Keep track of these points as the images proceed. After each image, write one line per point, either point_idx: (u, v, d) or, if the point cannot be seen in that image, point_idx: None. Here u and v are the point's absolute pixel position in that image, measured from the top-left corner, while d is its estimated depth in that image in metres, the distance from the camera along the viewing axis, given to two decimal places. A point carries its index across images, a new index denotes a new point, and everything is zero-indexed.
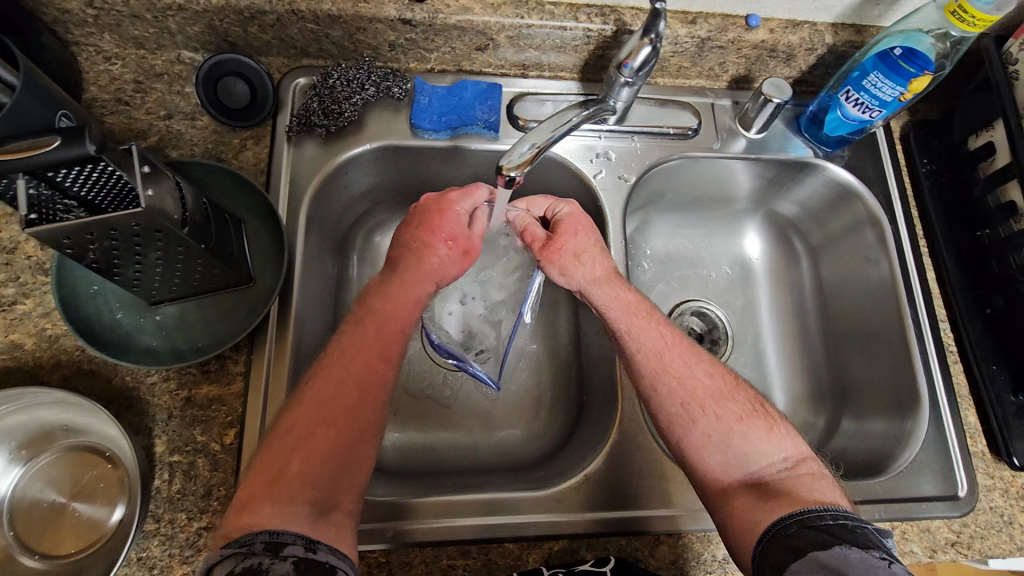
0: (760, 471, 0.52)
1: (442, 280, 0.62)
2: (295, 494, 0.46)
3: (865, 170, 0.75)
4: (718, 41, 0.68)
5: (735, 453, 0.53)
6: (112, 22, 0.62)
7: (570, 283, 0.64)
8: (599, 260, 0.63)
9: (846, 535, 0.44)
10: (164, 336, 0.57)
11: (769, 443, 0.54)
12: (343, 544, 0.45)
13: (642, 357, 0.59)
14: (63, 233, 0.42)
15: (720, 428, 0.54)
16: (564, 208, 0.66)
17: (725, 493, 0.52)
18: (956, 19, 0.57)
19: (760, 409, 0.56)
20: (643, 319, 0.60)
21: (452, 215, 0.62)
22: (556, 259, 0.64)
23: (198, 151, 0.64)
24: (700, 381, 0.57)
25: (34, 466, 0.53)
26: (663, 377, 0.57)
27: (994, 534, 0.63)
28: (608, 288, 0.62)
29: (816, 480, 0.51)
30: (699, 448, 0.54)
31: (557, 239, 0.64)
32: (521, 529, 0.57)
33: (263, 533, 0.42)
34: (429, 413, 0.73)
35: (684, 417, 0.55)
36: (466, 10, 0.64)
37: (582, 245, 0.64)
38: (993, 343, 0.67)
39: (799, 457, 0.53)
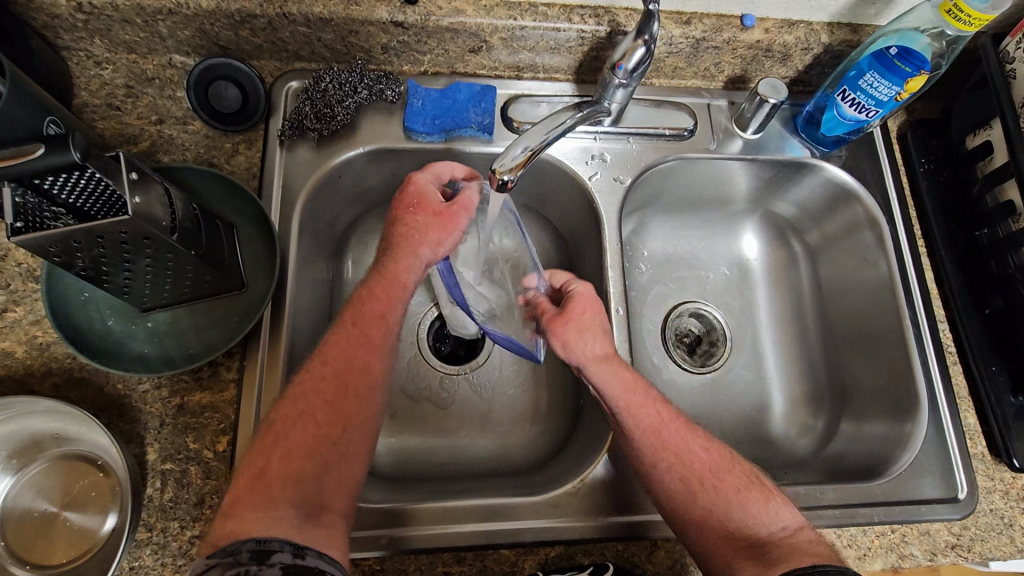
0: (760, 542, 0.52)
1: (422, 249, 0.61)
2: (279, 496, 0.48)
3: (862, 170, 0.74)
4: (713, 42, 0.68)
5: (736, 528, 0.52)
6: (102, 27, 0.61)
7: (570, 358, 0.60)
8: (602, 337, 0.60)
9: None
10: (156, 342, 0.57)
11: (768, 514, 0.53)
12: (332, 547, 0.46)
13: (642, 437, 0.56)
14: (49, 242, 0.41)
15: (721, 506, 0.53)
16: (577, 287, 0.63)
17: (725, 565, 0.51)
18: (952, 18, 0.57)
19: (757, 479, 0.55)
20: (642, 395, 0.58)
21: (415, 185, 0.62)
22: (561, 334, 0.60)
23: (190, 156, 0.64)
24: (699, 456, 0.56)
25: (25, 475, 0.52)
26: (662, 454, 0.55)
27: (995, 536, 0.62)
28: (609, 364, 0.59)
29: (815, 546, 0.51)
30: (700, 523, 0.53)
31: (562, 316, 0.61)
32: (517, 535, 0.57)
33: (251, 541, 0.43)
34: (425, 417, 0.73)
35: (685, 494, 0.54)
36: (458, 12, 0.63)
37: (587, 321, 0.61)
38: (992, 343, 0.67)
39: (797, 525, 0.53)
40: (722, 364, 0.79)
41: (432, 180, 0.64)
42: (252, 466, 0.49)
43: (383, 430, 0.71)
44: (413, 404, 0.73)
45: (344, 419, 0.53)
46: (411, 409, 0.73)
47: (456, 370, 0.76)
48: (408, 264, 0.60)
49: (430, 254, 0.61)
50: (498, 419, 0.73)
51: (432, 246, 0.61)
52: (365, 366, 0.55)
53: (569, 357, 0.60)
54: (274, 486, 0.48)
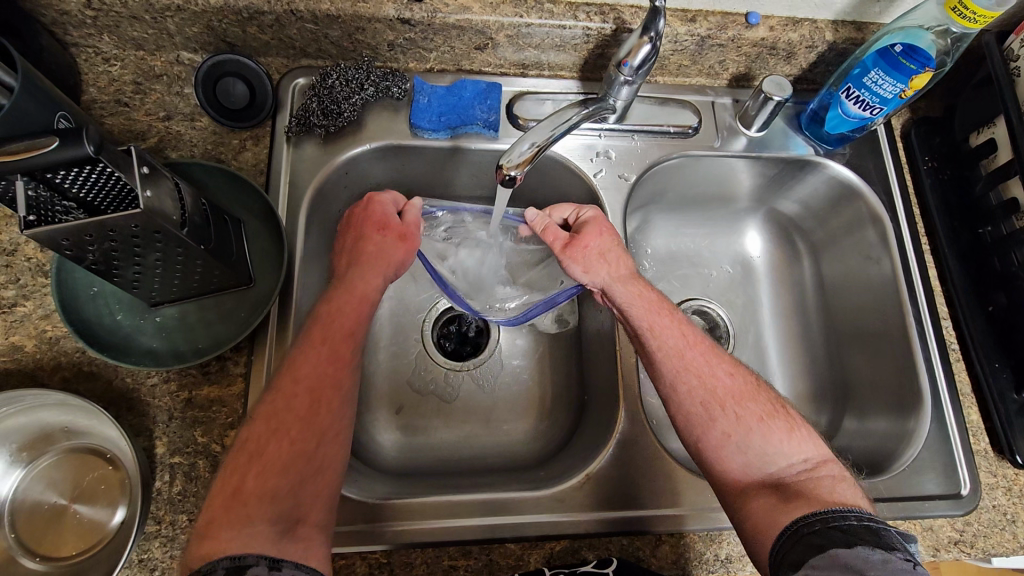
0: (778, 472, 0.53)
1: (389, 266, 0.61)
2: (254, 513, 0.46)
3: (866, 166, 0.75)
4: (718, 39, 0.68)
5: (755, 452, 0.53)
6: (111, 24, 0.62)
7: (592, 281, 0.63)
8: (621, 259, 0.63)
9: (869, 536, 0.43)
10: (164, 337, 0.57)
11: (790, 444, 0.54)
12: (313, 557, 0.46)
13: (664, 359, 0.58)
14: (62, 235, 0.42)
15: (740, 429, 0.54)
16: (588, 213, 0.66)
17: (743, 493, 0.52)
18: (957, 15, 0.57)
19: (780, 410, 0.56)
20: (664, 317, 0.60)
21: (377, 207, 0.63)
22: (580, 257, 0.63)
23: (198, 152, 0.64)
24: (720, 381, 0.57)
25: (34, 468, 0.53)
26: (683, 376, 0.57)
27: (998, 532, 0.63)
28: (632, 286, 0.62)
29: (836, 483, 0.51)
30: (719, 447, 0.54)
31: (580, 240, 0.63)
32: (523, 530, 0.57)
33: (225, 559, 0.42)
34: (431, 412, 0.73)
35: (704, 418, 0.55)
36: (465, 9, 0.64)
37: (603, 245, 0.63)
38: (995, 339, 0.67)
39: (819, 459, 0.54)
40: None
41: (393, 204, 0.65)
42: (228, 485, 0.47)
43: (388, 425, 0.71)
44: (419, 400, 0.73)
45: (318, 432, 0.51)
46: (416, 405, 0.73)
47: (460, 366, 0.76)
48: (375, 280, 0.59)
49: (393, 274, 0.62)
50: (502, 414, 0.73)
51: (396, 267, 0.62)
52: (337, 382, 0.53)
53: (590, 282, 0.63)
54: (248, 505, 0.46)
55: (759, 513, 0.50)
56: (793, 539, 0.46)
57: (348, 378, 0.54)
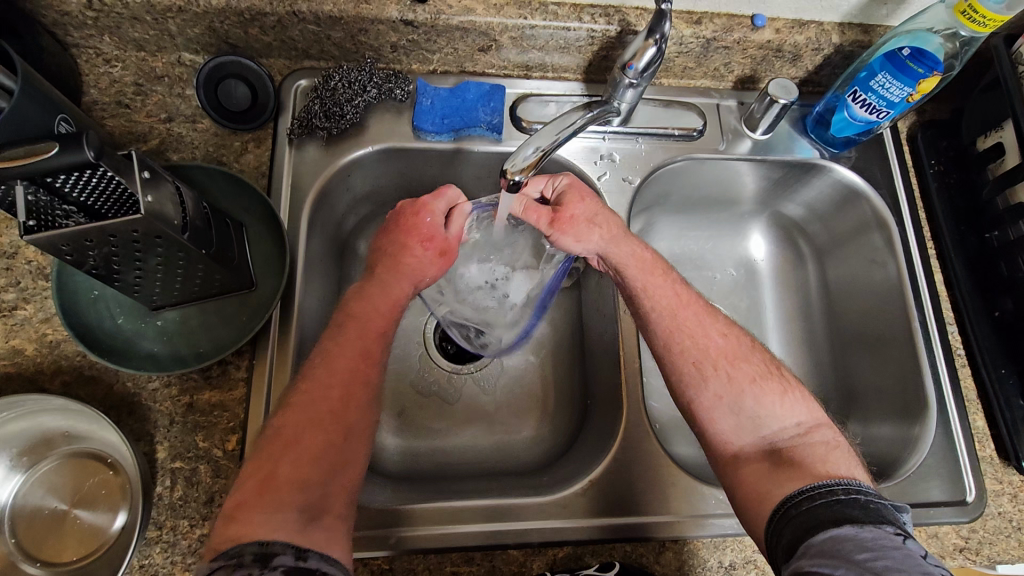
0: (770, 436, 0.53)
1: (421, 284, 0.61)
2: (284, 499, 0.46)
3: (871, 170, 0.74)
4: (724, 42, 0.68)
5: (748, 415, 0.54)
6: (111, 24, 0.61)
7: (587, 250, 0.62)
8: (609, 221, 0.62)
9: (857, 511, 0.43)
10: (165, 341, 0.57)
11: (782, 408, 0.54)
12: (334, 548, 0.45)
13: (659, 318, 0.58)
14: (62, 240, 0.41)
15: (732, 390, 0.54)
16: (562, 181, 0.64)
17: (734, 458, 0.53)
18: (967, 19, 0.57)
19: (773, 371, 0.56)
20: (658, 277, 0.60)
21: (429, 219, 0.61)
22: (570, 229, 0.61)
23: (199, 154, 0.64)
24: (713, 341, 0.57)
25: (35, 473, 0.53)
26: (677, 336, 0.57)
27: (1003, 540, 0.62)
28: (626, 247, 0.61)
29: (830, 450, 0.51)
30: (711, 408, 0.55)
31: (566, 209, 0.62)
32: (525, 535, 0.57)
33: (254, 543, 0.41)
34: (433, 415, 0.73)
35: (696, 376, 0.55)
36: (469, 11, 0.63)
37: (589, 208, 0.62)
38: (1001, 345, 0.67)
39: (812, 423, 0.54)
40: None
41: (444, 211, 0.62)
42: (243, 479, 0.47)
43: (390, 429, 0.71)
44: (421, 403, 0.73)
45: (343, 429, 0.51)
46: (418, 408, 0.73)
47: (463, 370, 0.76)
48: (403, 288, 0.59)
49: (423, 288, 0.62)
50: (505, 418, 0.73)
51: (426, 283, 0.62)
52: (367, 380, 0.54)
53: (585, 250, 0.62)
54: (282, 490, 0.46)
55: (750, 480, 0.50)
56: (783, 521, 0.46)
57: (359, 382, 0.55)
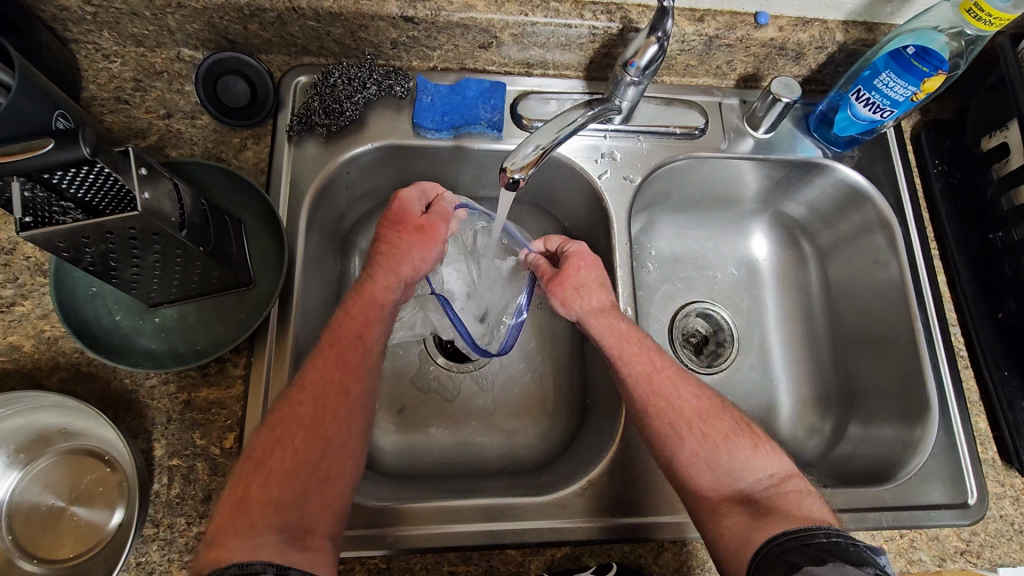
0: (746, 488, 0.52)
1: (403, 269, 0.59)
2: (260, 523, 0.46)
3: (875, 170, 0.73)
4: (726, 39, 0.67)
5: (723, 468, 0.53)
6: (110, 20, 0.61)
7: (569, 313, 0.63)
8: (598, 292, 0.62)
9: (839, 552, 0.44)
10: (163, 338, 0.57)
11: (756, 460, 0.54)
12: (317, 567, 0.46)
13: (635, 384, 0.57)
14: (58, 237, 0.41)
15: (708, 447, 0.54)
16: (573, 246, 0.65)
17: (715, 510, 0.52)
18: (971, 17, 0.56)
19: (747, 428, 0.56)
20: (635, 344, 0.59)
21: (398, 203, 0.62)
22: (559, 288, 0.63)
23: (198, 151, 0.64)
24: (687, 402, 0.57)
25: (32, 470, 0.52)
26: (653, 401, 0.56)
27: (1005, 543, 0.62)
28: (606, 318, 0.61)
29: (803, 498, 0.51)
30: (688, 464, 0.54)
31: (564, 274, 0.63)
32: (523, 535, 0.57)
33: (234, 567, 0.42)
34: (431, 414, 0.72)
35: (672, 436, 0.55)
36: (469, 8, 0.63)
37: (584, 278, 0.63)
38: (1004, 346, 0.66)
39: (785, 473, 0.53)
40: (730, 365, 0.78)
41: (420, 197, 0.64)
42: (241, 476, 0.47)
43: (389, 427, 0.71)
44: (420, 401, 0.73)
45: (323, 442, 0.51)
46: (417, 406, 0.73)
47: (461, 368, 0.75)
48: (387, 283, 0.58)
49: (411, 270, 0.60)
50: (504, 417, 0.73)
51: (415, 264, 0.60)
52: (344, 389, 0.53)
53: (567, 313, 0.63)
54: (253, 512, 0.47)
55: (732, 530, 0.50)
56: (769, 558, 0.46)
57: (357, 385, 0.54)
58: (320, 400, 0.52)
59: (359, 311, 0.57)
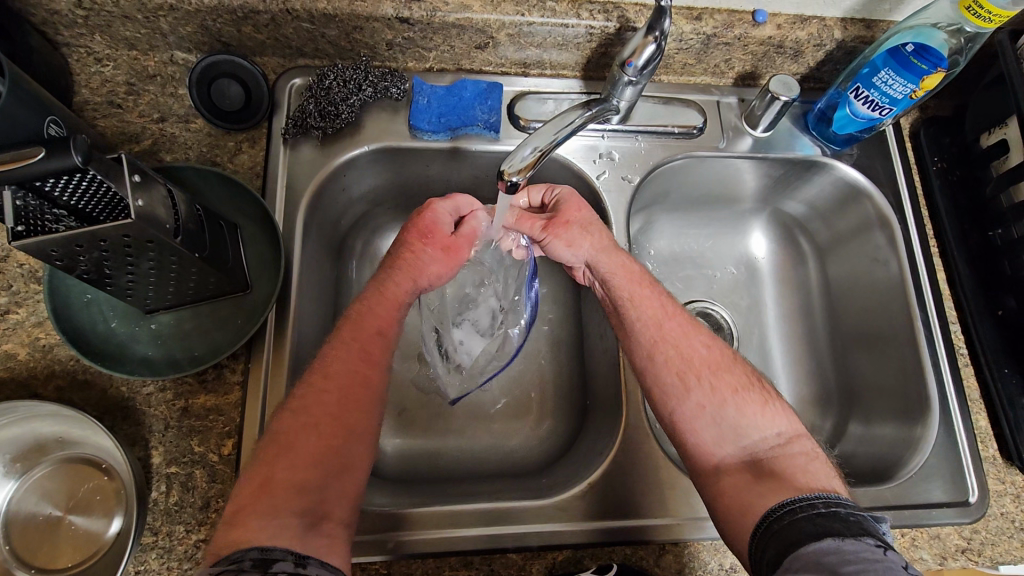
0: (752, 446, 0.52)
1: (421, 279, 0.60)
2: (283, 504, 0.46)
3: (874, 168, 0.73)
4: (724, 38, 0.67)
5: (729, 424, 0.53)
6: (102, 23, 0.60)
7: (576, 255, 0.62)
8: (603, 232, 0.62)
9: (838, 524, 0.43)
10: (159, 344, 0.56)
11: (764, 418, 0.53)
12: (334, 555, 0.44)
13: (644, 329, 0.58)
14: (51, 246, 0.40)
15: (715, 400, 0.54)
16: (563, 189, 0.65)
17: (715, 474, 0.51)
18: (972, 14, 0.56)
19: (757, 383, 0.56)
20: (645, 289, 0.60)
21: (431, 214, 0.62)
22: (563, 234, 0.62)
23: (192, 155, 0.63)
24: (697, 351, 0.57)
25: (28, 479, 0.52)
26: (661, 345, 0.57)
27: (1006, 540, 0.62)
28: (616, 258, 0.61)
29: (809, 460, 0.51)
30: (693, 419, 0.54)
31: (562, 215, 0.63)
32: (524, 539, 0.57)
33: (255, 550, 0.41)
34: (432, 417, 0.72)
35: (679, 385, 0.55)
36: (465, 8, 0.62)
37: (584, 218, 0.63)
38: (1003, 343, 0.66)
39: (793, 434, 0.53)
40: None
41: (452, 212, 0.64)
42: (245, 482, 0.47)
43: (388, 431, 0.70)
44: (419, 403, 0.73)
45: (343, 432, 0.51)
46: (416, 409, 0.72)
47: None
48: (407, 287, 0.59)
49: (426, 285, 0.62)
50: (503, 419, 0.73)
51: (433, 277, 0.62)
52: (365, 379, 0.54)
53: (574, 257, 0.63)
54: (279, 494, 0.46)
55: (732, 491, 0.49)
56: (765, 536, 0.45)
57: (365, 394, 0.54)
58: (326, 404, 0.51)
59: (379, 304, 0.57)
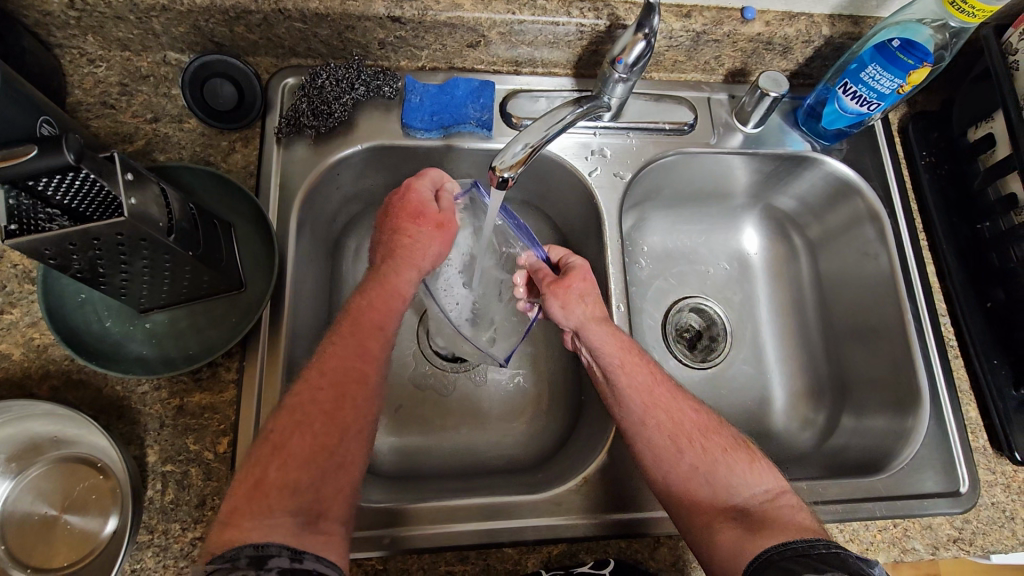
0: (742, 502, 0.53)
1: (423, 264, 0.61)
2: (274, 505, 0.46)
3: (863, 162, 0.74)
4: (714, 35, 0.67)
5: (719, 483, 0.53)
6: (95, 24, 0.61)
7: (568, 320, 0.60)
8: (600, 303, 0.61)
9: (838, 561, 0.44)
10: (154, 344, 0.56)
11: (752, 475, 0.54)
12: (332, 552, 0.45)
13: (634, 395, 0.57)
14: (45, 244, 0.41)
15: (706, 461, 0.54)
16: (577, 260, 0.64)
17: (711, 523, 0.52)
18: (955, 10, 0.56)
19: (743, 444, 0.56)
20: (636, 358, 0.59)
21: (415, 195, 0.62)
22: (560, 295, 0.60)
23: (186, 155, 0.63)
24: (687, 417, 0.57)
25: (24, 478, 0.52)
26: (652, 412, 0.56)
27: (996, 530, 0.62)
28: (606, 326, 0.60)
29: (796, 512, 0.52)
30: (685, 481, 0.54)
31: (564, 279, 0.60)
32: (520, 533, 0.57)
33: (249, 547, 0.42)
34: (427, 413, 0.72)
35: (671, 450, 0.55)
36: (457, 7, 0.63)
37: (586, 288, 0.61)
38: (993, 336, 0.67)
39: (780, 488, 0.54)
40: (723, 359, 0.78)
41: (429, 187, 0.64)
42: (242, 479, 0.48)
43: (383, 428, 0.71)
44: (415, 400, 0.73)
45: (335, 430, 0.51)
46: (412, 406, 0.72)
47: (455, 366, 0.75)
48: (408, 275, 0.59)
49: (429, 266, 0.61)
50: (498, 414, 0.73)
51: (433, 258, 0.61)
52: (363, 377, 0.54)
53: (565, 319, 0.60)
54: (270, 494, 0.46)
55: (725, 543, 0.50)
56: (765, 563, 0.47)
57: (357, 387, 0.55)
58: (316, 404, 0.51)
59: (372, 301, 0.58)
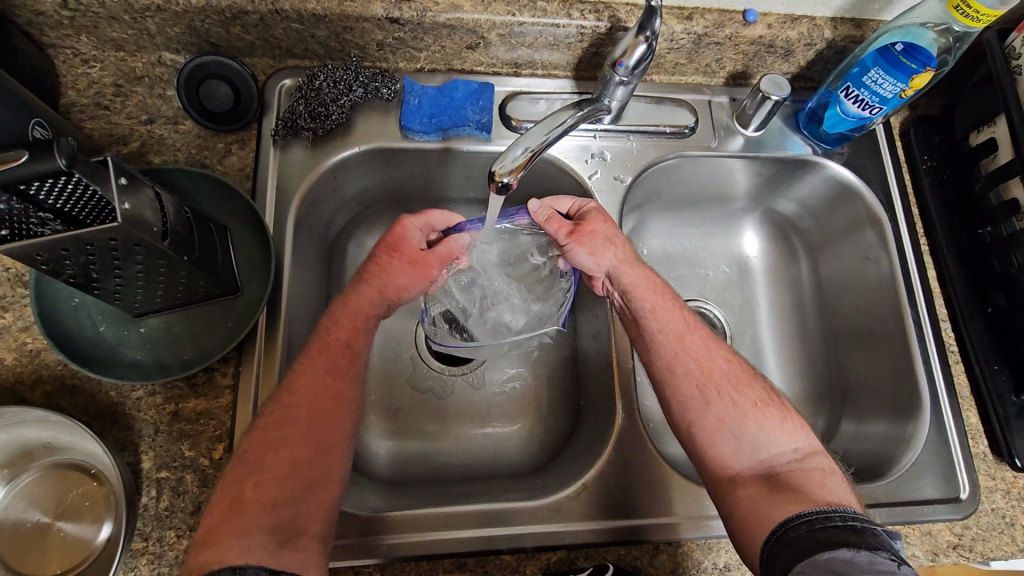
0: (769, 460, 0.52)
1: (389, 291, 0.59)
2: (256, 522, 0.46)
3: (865, 166, 0.74)
4: (715, 37, 0.67)
5: (748, 438, 0.53)
6: (88, 24, 0.60)
7: (598, 265, 0.61)
8: (625, 245, 0.62)
9: (855, 536, 0.43)
10: (148, 348, 0.56)
11: (783, 434, 0.54)
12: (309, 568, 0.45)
13: (666, 341, 0.58)
14: (37, 250, 0.40)
15: (735, 415, 0.54)
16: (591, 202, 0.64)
17: (733, 483, 0.52)
18: (959, 14, 0.56)
19: (775, 400, 0.56)
20: (666, 301, 0.60)
21: (401, 229, 0.61)
22: (588, 242, 0.61)
23: (182, 157, 0.63)
24: (717, 365, 0.57)
25: (16, 486, 0.52)
26: (682, 359, 0.57)
27: (996, 536, 0.62)
28: (638, 270, 0.61)
29: (825, 475, 0.51)
30: (712, 433, 0.54)
31: (587, 224, 0.61)
32: (519, 540, 0.56)
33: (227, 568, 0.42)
34: (425, 418, 0.72)
35: (699, 400, 0.55)
36: (455, 8, 0.62)
37: (610, 231, 0.62)
38: (993, 340, 0.67)
39: (810, 449, 0.53)
40: None
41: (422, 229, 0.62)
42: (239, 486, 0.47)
43: (380, 433, 0.70)
44: (413, 403, 0.72)
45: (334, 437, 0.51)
46: (410, 410, 0.72)
47: (453, 371, 0.74)
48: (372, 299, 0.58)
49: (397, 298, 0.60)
50: (497, 419, 0.72)
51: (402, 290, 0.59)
52: None
53: (596, 266, 0.61)
54: None
55: (747, 503, 0.50)
56: (777, 544, 0.45)
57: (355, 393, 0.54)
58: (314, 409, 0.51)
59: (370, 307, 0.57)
